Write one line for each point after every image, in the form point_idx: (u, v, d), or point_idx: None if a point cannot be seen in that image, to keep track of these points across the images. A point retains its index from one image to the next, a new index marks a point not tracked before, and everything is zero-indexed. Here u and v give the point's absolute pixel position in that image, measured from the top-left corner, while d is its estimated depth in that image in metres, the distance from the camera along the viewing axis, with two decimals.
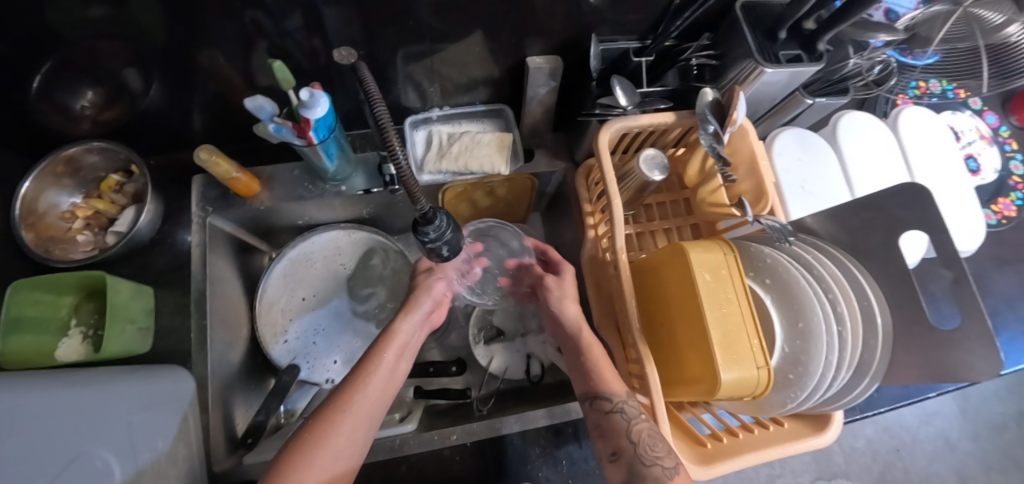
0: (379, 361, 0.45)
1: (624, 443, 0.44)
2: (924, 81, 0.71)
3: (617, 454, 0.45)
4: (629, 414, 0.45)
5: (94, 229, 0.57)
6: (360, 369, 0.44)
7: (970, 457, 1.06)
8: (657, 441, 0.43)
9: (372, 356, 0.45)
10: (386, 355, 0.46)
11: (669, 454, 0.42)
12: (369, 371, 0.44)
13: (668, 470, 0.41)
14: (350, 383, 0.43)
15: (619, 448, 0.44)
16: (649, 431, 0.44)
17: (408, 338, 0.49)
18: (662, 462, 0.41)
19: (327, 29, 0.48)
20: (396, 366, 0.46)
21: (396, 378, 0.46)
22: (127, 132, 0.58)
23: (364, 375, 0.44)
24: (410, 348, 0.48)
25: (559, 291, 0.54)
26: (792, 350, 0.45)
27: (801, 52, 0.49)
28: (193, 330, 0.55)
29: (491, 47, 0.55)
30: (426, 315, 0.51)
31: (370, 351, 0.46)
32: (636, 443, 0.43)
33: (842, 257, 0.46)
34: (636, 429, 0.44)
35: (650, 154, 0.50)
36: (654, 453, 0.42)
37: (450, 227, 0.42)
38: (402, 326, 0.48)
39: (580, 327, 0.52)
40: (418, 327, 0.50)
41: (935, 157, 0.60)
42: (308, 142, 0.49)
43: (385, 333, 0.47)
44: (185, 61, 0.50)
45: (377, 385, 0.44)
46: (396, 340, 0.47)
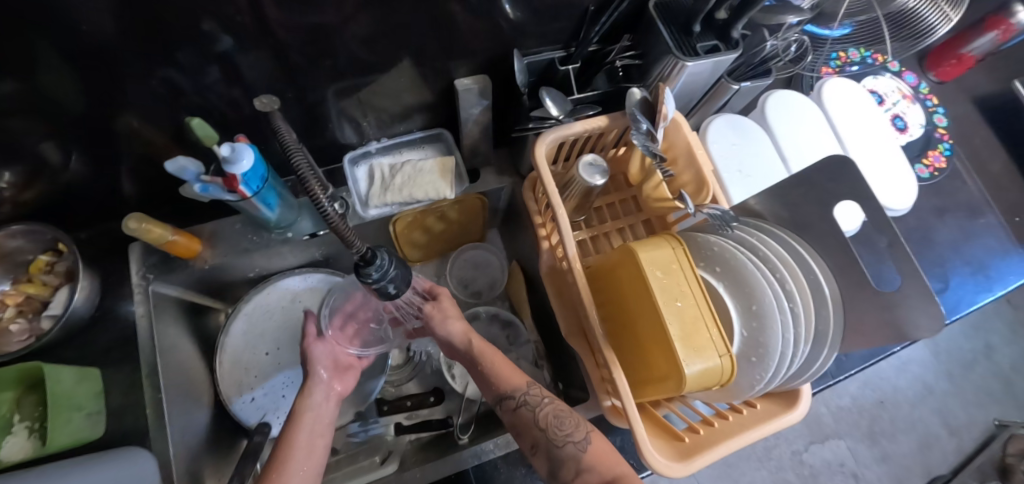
0: (292, 444, 0.43)
1: (537, 434, 0.44)
2: (844, 52, 0.74)
3: (534, 446, 0.45)
4: (532, 403, 0.45)
5: (28, 315, 0.54)
6: (274, 463, 0.41)
7: (950, 397, 1.10)
8: (563, 420, 0.44)
9: (291, 425, 0.45)
10: (298, 436, 0.44)
11: (577, 428, 0.44)
12: (285, 457, 0.42)
13: (579, 444, 0.43)
14: (265, 480, 0.40)
15: (533, 440, 0.45)
16: (554, 413, 0.45)
17: (317, 413, 0.48)
18: (573, 438, 0.43)
19: (246, 79, 0.47)
20: (312, 444, 0.45)
21: (316, 458, 0.44)
22: (51, 210, 0.55)
23: (284, 459, 0.42)
24: (321, 422, 0.47)
25: (440, 313, 0.50)
26: (750, 333, 0.45)
27: (718, 42, 0.50)
28: (149, 406, 0.52)
29: (418, 75, 0.55)
30: (327, 388, 0.51)
31: (282, 441, 0.44)
32: (545, 430, 0.44)
33: (785, 235, 0.47)
34: (541, 414, 0.45)
35: (588, 159, 0.51)
36: (563, 432, 0.43)
37: (393, 265, 0.40)
38: (308, 402, 0.48)
39: (467, 339, 0.49)
40: (321, 400, 0.49)
41: (861, 124, 0.62)
42: (241, 196, 0.48)
43: (290, 416, 0.46)
44: (101, 129, 0.48)
45: (298, 466, 0.42)
46: (304, 420, 0.46)
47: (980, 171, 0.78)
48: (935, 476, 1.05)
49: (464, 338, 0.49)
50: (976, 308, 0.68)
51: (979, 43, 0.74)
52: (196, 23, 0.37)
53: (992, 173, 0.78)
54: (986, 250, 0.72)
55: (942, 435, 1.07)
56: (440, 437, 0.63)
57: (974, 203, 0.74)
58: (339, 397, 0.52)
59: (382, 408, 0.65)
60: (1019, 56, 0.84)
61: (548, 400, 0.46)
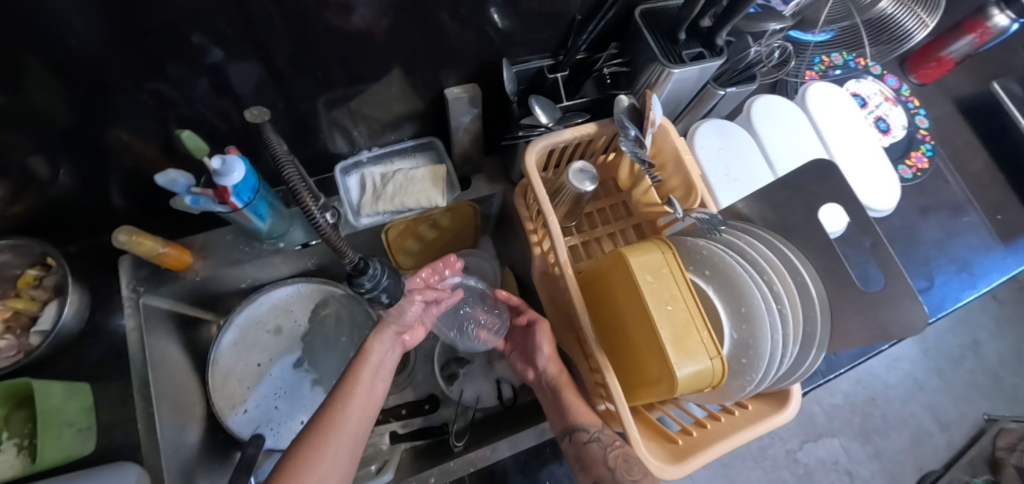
0: (355, 385, 0.43)
1: (603, 470, 0.46)
2: (827, 56, 0.75)
3: (595, 482, 0.46)
4: (604, 441, 0.48)
5: (15, 331, 0.53)
6: (337, 394, 0.42)
7: (940, 392, 1.11)
8: (632, 464, 0.45)
9: (351, 372, 0.43)
10: (363, 376, 0.43)
11: (645, 475, 0.44)
12: (347, 393, 0.42)
13: None
14: (329, 407, 0.41)
15: (598, 476, 0.46)
16: (625, 457, 0.46)
17: (382, 358, 0.45)
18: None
19: (237, 90, 0.48)
20: (374, 385, 0.44)
21: (374, 401, 0.44)
22: (38, 224, 0.54)
23: (343, 397, 0.42)
24: (385, 368, 0.46)
25: (540, 339, 0.56)
26: (739, 335, 0.46)
27: (702, 49, 0.51)
28: (140, 421, 0.52)
29: (409, 84, 0.55)
30: (396, 339, 0.47)
31: (346, 377, 0.43)
32: (613, 469, 0.45)
33: (772, 238, 0.48)
34: (613, 455, 0.46)
35: (578, 166, 0.51)
36: (630, 477, 0.44)
37: (386, 274, 0.41)
38: (375, 346, 0.45)
39: (557, 372, 0.55)
40: (390, 348, 0.47)
41: (845, 127, 0.63)
42: (232, 207, 0.48)
43: (356, 358, 0.44)
44: (89, 143, 0.48)
45: (357, 405, 0.42)
46: (368, 365, 0.44)
47: (962, 171, 0.80)
48: (928, 471, 1.06)
49: (557, 368, 0.55)
50: (961, 305, 0.69)
51: (956, 46, 0.76)
52: (186, 35, 0.37)
53: (973, 172, 0.80)
54: (969, 248, 0.73)
55: (934, 431, 1.09)
56: (435, 445, 0.62)
57: (956, 202, 0.76)
58: (407, 345, 0.50)
59: (375, 417, 0.64)
60: (995, 59, 0.87)
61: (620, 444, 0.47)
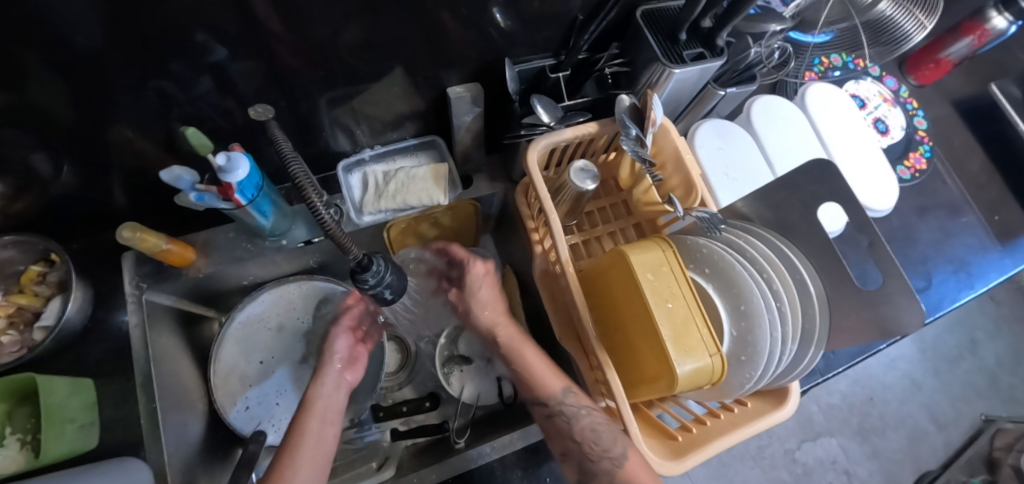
0: (300, 436, 0.42)
1: (571, 443, 0.47)
2: (827, 57, 0.77)
3: (566, 454, 0.48)
4: (568, 414, 0.47)
5: (19, 326, 0.54)
6: (284, 448, 0.41)
7: (938, 393, 1.12)
8: (601, 434, 0.45)
9: (300, 414, 0.44)
10: (310, 423, 0.43)
11: (616, 443, 0.44)
12: (294, 447, 0.41)
13: (616, 459, 0.43)
14: (275, 467, 0.39)
15: (567, 449, 0.47)
16: (592, 427, 0.45)
17: (328, 402, 0.46)
18: (610, 454, 0.43)
19: (240, 89, 0.48)
20: (323, 431, 0.44)
21: (327, 446, 0.43)
22: (42, 220, 0.55)
23: (294, 444, 0.41)
24: (332, 410, 0.46)
25: (478, 302, 0.55)
26: (739, 332, 0.46)
27: (703, 50, 0.52)
28: (143, 416, 0.52)
29: (410, 83, 0.55)
30: (338, 377, 0.48)
31: (293, 426, 0.43)
32: (582, 443, 0.45)
33: (772, 237, 0.48)
34: (576, 429, 0.46)
35: (580, 165, 0.52)
36: (600, 448, 0.44)
37: (389, 271, 0.41)
38: (319, 391, 0.46)
39: (509, 336, 0.54)
40: (333, 388, 0.47)
41: (845, 128, 0.64)
42: (236, 204, 0.48)
43: (302, 406, 0.45)
44: (93, 140, 0.48)
45: (309, 457, 0.41)
46: (315, 407, 0.45)
47: (959, 171, 0.80)
48: (925, 471, 1.06)
49: (507, 333, 0.54)
50: (959, 304, 0.70)
51: (955, 48, 0.77)
52: (189, 34, 0.37)
53: (970, 173, 0.80)
54: (966, 248, 0.74)
55: (931, 431, 1.09)
56: (436, 442, 0.63)
57: (953, 202, 0.77)
58: (354, 386, 0.51)
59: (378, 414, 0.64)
60: (992, 61, 0.87)
61: (586, 411, 0.47)
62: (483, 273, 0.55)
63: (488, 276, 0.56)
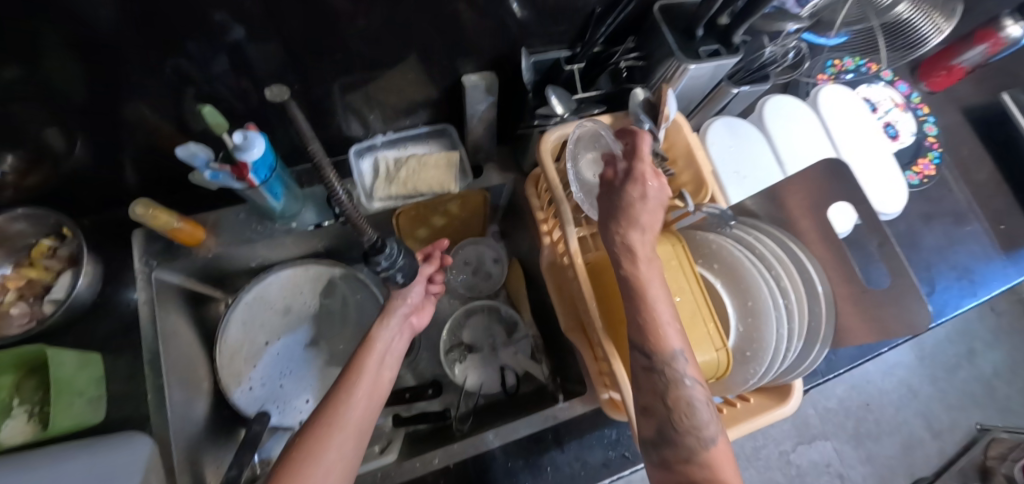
0: (360, 374, 0.43)
1: (658, 403, 0.38)
2: (839, 60, 0.76)
3: (646, 411, 0.39)
4: (673, 380, 0.38)
5: (29, 299, 0.54)
6: (343, 382, 0.42)
7: (934, 401, 1.12)
8: (695, 409, 0.37)
9: (365, 348, 0.45)
10: (370, 360, 0.44)
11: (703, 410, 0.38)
12: (353, 383, 0.42)
13: (704, 440, 0.37)
14: (336, 395, 0.41)
15: (650, 405, 0.39)
16: (691, 402, 0.37)
17: (387, 345, 0.47)
18: (700, 431, 0.37)
19: (256, 70, 0.48)
20: (380, 372, 0.45)
21: (381, 387, 0.44)
22: (54, 194, 0.55)
23: (352, 381, 0.42)
24: (390, 355, 0.46)
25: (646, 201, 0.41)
26: (746, 329, 0.46)
27: (719, 46, 0.52)
28: (150, 393, 0.52)
29: (425, 70, 0.55)
30: (403, 322, 0.49)
31: (354, 363, 0.44)
32: (671, 410, 0.38)
33: (780, 235, 0.48)
34: (672, 395, 0.38)
35: (591, 157, 0.52)
36: (688, 424, 0.37)
37: (402, 254, 0.42)
38: (381, 332, 0.47)
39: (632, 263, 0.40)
40: (396, 333, 0.48)
41: (857, 131, 0.64)
42: (249, 184, 0.48)
43: (363, 343, 0.46)
44: (108, 115, 0.48)
45: (364, 392, 0.42)
46: (375, 349, 0.45)
47: (966, 179, 0.80)
48: (918, 477, 1.07)
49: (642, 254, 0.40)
50: (960, 312, 0.70)
51: (967, 56, 0.76)
52: (209, 12, 0.37)
53: (977, 182, 0.80)
54: (971, 256, 0.74)
55: (925, 438, 1.10)
56: (437, 429, 0.63)
57: (959, 210, 0.77)
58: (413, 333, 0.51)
59: None
60: (1004, 71, 0.87)
61: (691, 385, 0.38)
62: (655, 197, 0.42)
63: (648, 203, 0.42)
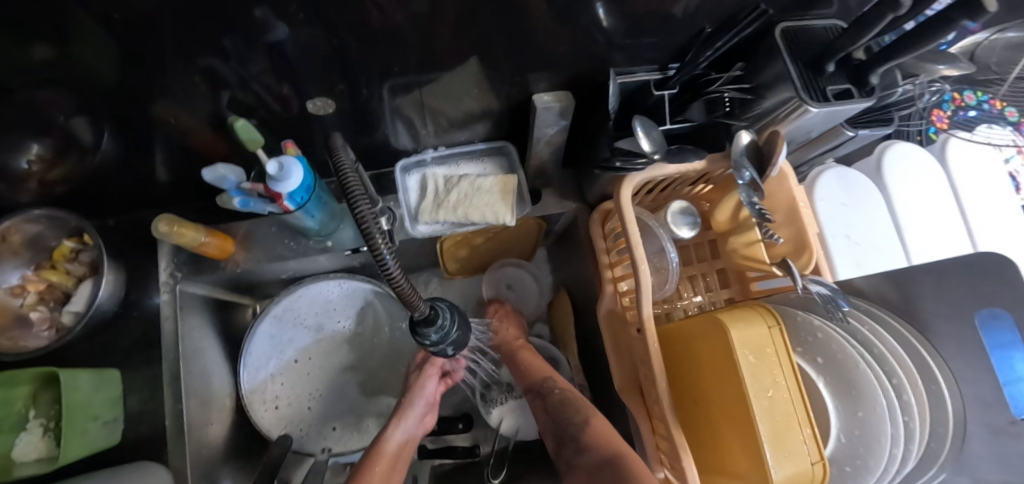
0: (371, 470, 0.44)
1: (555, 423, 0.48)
2: (958, 93, 0.65)
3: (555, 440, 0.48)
4: (547, 390, 0.51)
5: (50, 304, 0.50)
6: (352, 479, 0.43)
7: None
8: (571, 411, 0.48)
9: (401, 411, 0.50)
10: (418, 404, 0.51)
11: (578, 413, 0.47)
12: (360, 481, 0.43)
13: (578, 424, 0.46)
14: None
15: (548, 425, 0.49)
16: (564, 401, 0.49)
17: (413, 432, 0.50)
18: (574, 421, 0.47)
19: (299, 72, 0.41)
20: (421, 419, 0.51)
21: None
22: (78, 193, 0.50)
23: (361, 476, 0.43)
24: (403, 457, 0.48)
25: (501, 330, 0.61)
26: (849, 439, 0.39)
27: (851, 86, 0.42)
28: (169, 415, 0.49)
29: (490, 80, 0.48)
30: (419, 419, 0.50)
31: (367, 458, 0.46)
32: (554, 414, 0.49)
33: (897, 325, 0.40)
34: (552, 400, 0.50)
35: (680, 207, 0.46)
36: (567, 417, 0.47)
37: (456, 323, 0.35)
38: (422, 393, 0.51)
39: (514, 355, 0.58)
40: (411, 429, 0.50)
41: (987, 191, 0.54)
42: (283, 209, 0.42)
43: (378, 440, 0.47)
44: (138, 113, 0.43)
45: None
46: (388, 448, 0.47)
47: None
48: None
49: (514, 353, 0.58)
50: None
51: None
52: (249, 8, 0.30)
53: None
54: None
55: None
56: (464, 468, 0.60)
57: None
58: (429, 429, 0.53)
59: None
60: None
61: (560, 391, 0.51)
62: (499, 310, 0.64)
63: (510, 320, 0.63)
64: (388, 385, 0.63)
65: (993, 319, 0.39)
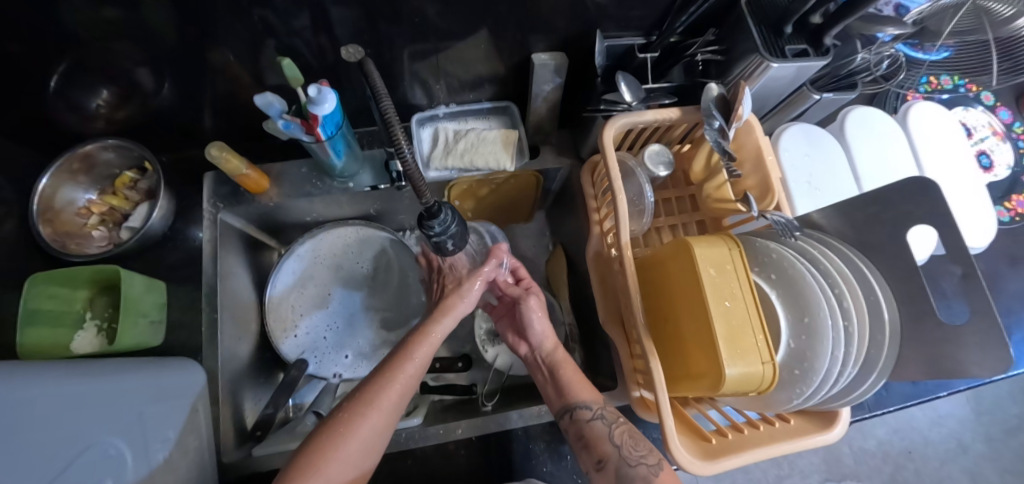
0: (405, 364, 0.44)
1: (608, 449, 0.44)
2: (936, 77, 0.71)
3: (602, 462, 0.44)
4: (608, 419, 0.46)
5: (109, 224, 0.59)
6: (386, 372, 0.43)
7: (984, 460, 1.02)
8: (637, 442, 0.44)
9: (399, 356, 0.44)
10: (419, 351, 0.45)
11: (651, 453, 0.43)
12: (396, 371, 0.43)
13: (652, 467, 0.41)
14: (382, 377, 0.43)
15: (604, 457, 0.44)
16: (630, 434, 0.45)
17: (438, 337, 0.47)
18: (646, 460, 0.42)
19: (334, 28, 0.49)
20: (427, 362, 0.46)
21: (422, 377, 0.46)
22: (140, 130, 0.59)
23: (391, 376, 0.43)
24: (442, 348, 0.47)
25: (535, 311, 0.54)
26: (797, 345, 0.44)
27: (808, 46, 0.48)
28: (204, 324, 0.56)
29: (495, 44, 0.55)
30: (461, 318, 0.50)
31: (403, 348, 0.45)
32: (619, 447, 0.44)
33: (849, 253, 0.45)
34: (618, 432, 0.45)
35: (654, 150, 0.53)
36: (637, 454, 0.43)
37: (455, 222, 0.42)
38: (436, 326, 0.47)
39: (553, 348, 0.53)
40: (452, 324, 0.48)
41: (943, 156, 0.60)
42: (316, 139, 0.50)
43: (418, 329, 0.47)
44: (197, 60, 0.51)
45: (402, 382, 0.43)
46: (429, 338, 0.46)
47: None
48: None
49: (551, 342, 0.53)
50: None
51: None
52: None
53: None
54: None
55: None
56: (462, 402, 0.64)
57: None
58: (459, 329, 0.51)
59: None
60: None
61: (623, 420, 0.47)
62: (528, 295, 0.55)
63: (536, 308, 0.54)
64: (407, 314, 0.69)
65: (924, 237, 0.54)
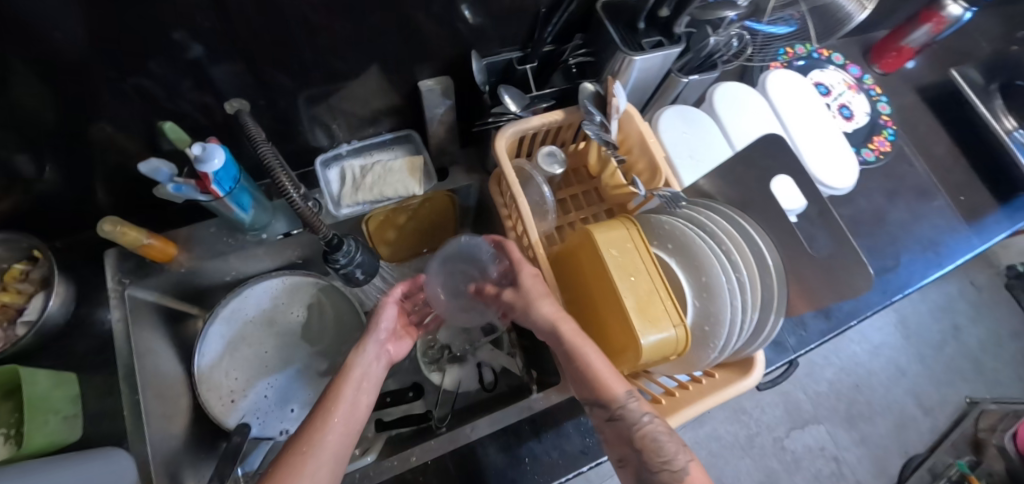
0: (339, 397, 0.42)
1: (629, 450, 0.41)
2: (791, 48, 0.80)
3: (624, 461, 0.42)
4: (631, 417, 0.41)
5: (2, 322, 0.55)
6: (318, 413, 0.41)
7: (921, 377, 1.23)
8: (661, 443, 0.40)
9: (327, 399, 0.42)
10: (346, 390, 0.43)
11: (677, 452, 0.40)
12: (330, 409, 0.41)
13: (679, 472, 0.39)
14: (311, 423, 0.40)
15: (624, 455, 0.42)
16: (654, 434, 0.40)
17: (366, 371, 0.46)
18: (672, 465, 0.39)
19: (219, 86, 0.49)
20: (357, 400, 0.43)
21: (359, 415, 0.43)
22: (25, 219, 0.56)
23: (328, 408, 0.41)
24: (370, 380, 0.46)
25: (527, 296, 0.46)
26: (701, 303, 0.48)
27: (662, 38, 0.54)
28: (126, 408, 0.53)
29: (386, 78, 0.57)
30: (380, 346, 0.50)
31: (330, 390, 0.43)
32: (641, 451, 0.40)
33: (730, 212, 0.50)
34: (635, 436, 0.40)
35: (547, 150, 0.56)
36: (659, 460, 0.39)
37: (359, 251, 0.50)
38: (359, 359, 0.46)
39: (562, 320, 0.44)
40: (374, 358, 0.48)
41: (805, 114, 0.67)
42: (214, 196, 0.50)
43: (342, 368, 0.45)
44: (75, 139, 0.49)
45: (340, 420, 0.41)
46: (353, 375, 0.45)
47: (926, 155, 0.85)
48: (911, 455, 1.17)
49: (558, 317, 0.44)
50: (927, 281, 0.73)
51: (915, 35, 0.82)
52: (167, 33, 0.38)
53: (937, 156, 0.85)
54: (935, 228, 0.77)
55: (917, 415, 1.20)
56: (419, 432, 0.62)
57: (925, 187, 0.81)
58: (390, 361, 0.51)
59: None
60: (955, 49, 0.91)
61: (648, 418, 0.41)
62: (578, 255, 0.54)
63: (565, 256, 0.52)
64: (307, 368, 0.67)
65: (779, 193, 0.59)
